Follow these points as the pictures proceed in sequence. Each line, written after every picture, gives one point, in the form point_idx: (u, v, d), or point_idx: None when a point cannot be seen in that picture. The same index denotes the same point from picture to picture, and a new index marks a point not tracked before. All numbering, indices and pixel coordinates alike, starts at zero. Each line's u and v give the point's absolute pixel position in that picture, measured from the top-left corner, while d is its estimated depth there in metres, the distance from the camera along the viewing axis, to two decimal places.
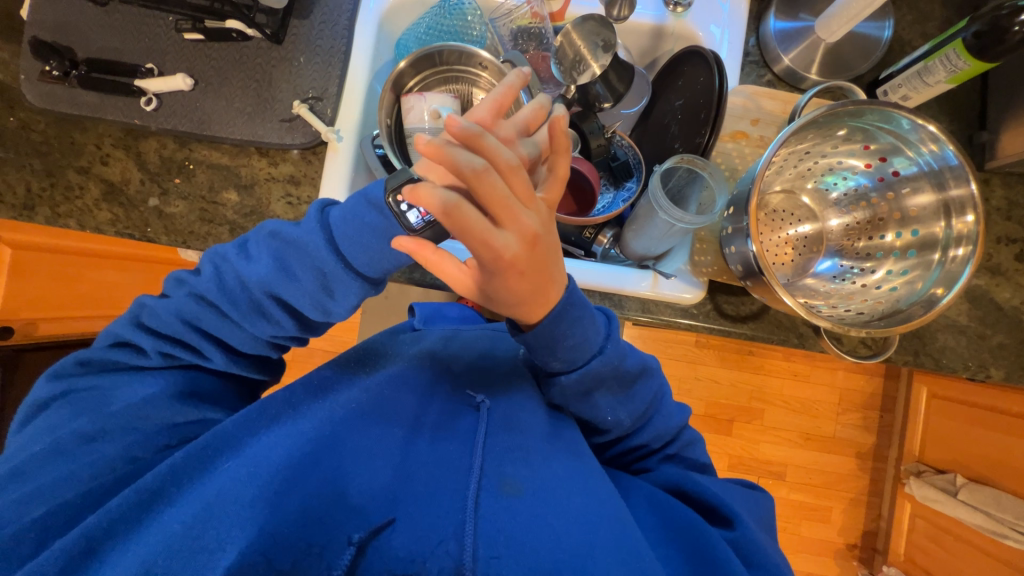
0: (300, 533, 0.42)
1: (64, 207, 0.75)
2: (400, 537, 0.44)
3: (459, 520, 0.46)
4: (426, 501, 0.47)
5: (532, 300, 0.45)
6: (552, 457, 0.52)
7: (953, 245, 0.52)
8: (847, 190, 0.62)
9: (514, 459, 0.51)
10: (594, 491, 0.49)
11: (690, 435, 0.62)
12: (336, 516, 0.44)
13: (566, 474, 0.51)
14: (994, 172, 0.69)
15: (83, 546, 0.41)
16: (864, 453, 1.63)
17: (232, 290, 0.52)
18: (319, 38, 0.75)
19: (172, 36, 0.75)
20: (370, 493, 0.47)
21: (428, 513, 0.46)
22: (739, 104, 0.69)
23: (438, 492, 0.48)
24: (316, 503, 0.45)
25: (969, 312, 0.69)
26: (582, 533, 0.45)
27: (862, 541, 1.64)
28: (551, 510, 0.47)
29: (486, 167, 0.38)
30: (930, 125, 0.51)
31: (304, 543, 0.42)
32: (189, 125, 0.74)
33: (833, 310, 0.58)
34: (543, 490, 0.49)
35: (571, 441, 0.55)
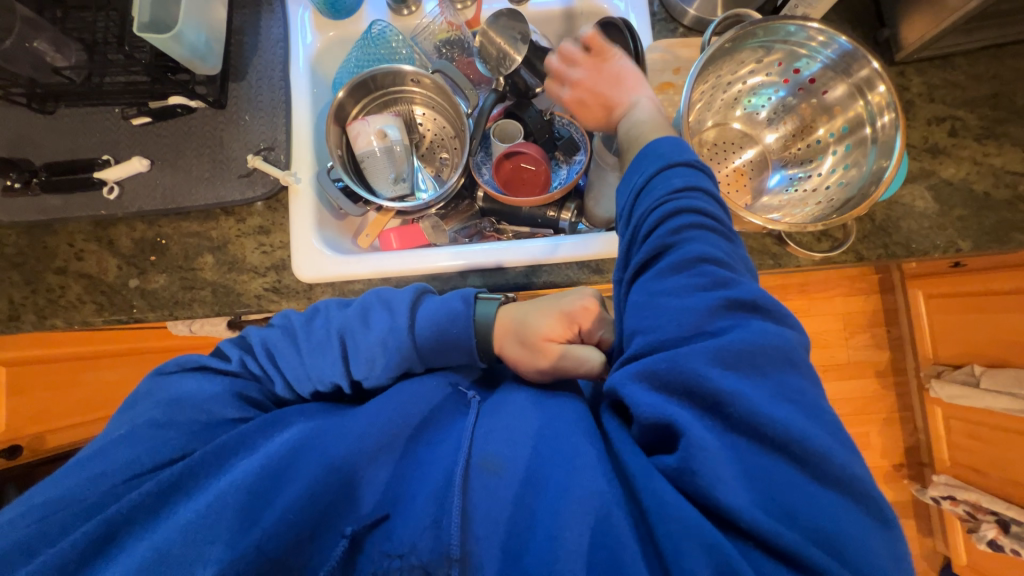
0: (285, 534, 0.41)
1: (49, 309, 0.77)
2: (397, 529, 0.42)
3: (444, 501, 0.43)
4: (421, 489, 0.45)
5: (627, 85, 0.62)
6: (551, 428, 0.48)
7: (877, 119, 0.56)
8: (774, 106, 0.66)
9: (506, 436, 0.47)
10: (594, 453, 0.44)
11: (769, 304, 0.43)
12: (332, 511, 0.43)
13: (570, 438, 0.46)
14: (906, 63, 0.74)
15: (100, 533, 0.41)
16: (882, 370, 1.65)
17: (315, 329, 0.58)
18: (259, 94, 0.78)
19: (120, 125, 0.79)
20: (368, 492, 0.45)
21: (423, 503, 0.44)
22: (658, 58, 0.73)
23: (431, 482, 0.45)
24: (308, 505, 0.42)
25: (924, 196, 0.72)
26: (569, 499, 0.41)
27: (907, 458, 1.63)
28: (534, 480, 0.43)
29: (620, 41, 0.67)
30: (813, 23, 0.55)
31: (287, 546, 0.41)
32: (154, 203, 0.77)
33: (791, 216, 0.61)
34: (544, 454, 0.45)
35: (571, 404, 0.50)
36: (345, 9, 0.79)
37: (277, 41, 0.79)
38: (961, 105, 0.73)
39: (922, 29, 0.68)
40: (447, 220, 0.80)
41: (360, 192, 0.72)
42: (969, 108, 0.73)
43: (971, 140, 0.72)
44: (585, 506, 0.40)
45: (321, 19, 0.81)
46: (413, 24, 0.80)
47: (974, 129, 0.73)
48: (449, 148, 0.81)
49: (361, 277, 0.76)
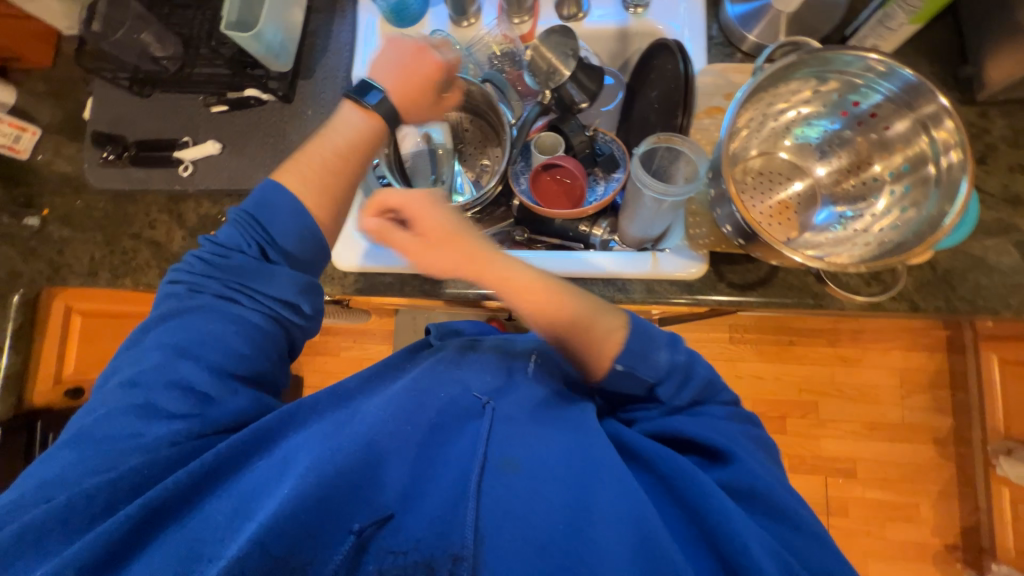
0: (301, 527, 0.40)
1: (121, 269, 0.87)
2: (406, 525, 0.43)
3: (459, 506, 0.44)
4: (438, 491, 0.46)
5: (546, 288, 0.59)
6: (558, 447, 0.49)
7: (943, 159, 0.52)
8: (825, 138, 0.63)
9: (518, 441, 0.49)
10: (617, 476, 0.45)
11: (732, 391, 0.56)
12: (354, 500, 0.43)
13: (571, 454, 0.48)
14: (990, 104, 0.68)
15: (138, 515, 0.42)
16: (942, 438, 1.50)
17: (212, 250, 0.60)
18: (323, 92, 0.84)
19: (201, 111, 0.87)
20: (388, 488, 0.45)
21: (441, 507, 0.44)
22: (709, 82, 0.72)
23: (451, 485, 0.46)
24: (334, 495, 0.42)
25: (998, 247, 0.65)
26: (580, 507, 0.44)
27: (963, 540, 1.46)
28: (553, 489, 0.45)
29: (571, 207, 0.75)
30: (873, 54, 0.52)
31: (304, 533, 0.40)
32: (220, 183, 0.85)
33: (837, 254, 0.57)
34: (551, 474, 0.46)
35: (573, 424, 0.52)
36: (410, 17, 0.82)
37: (344, 46, 0.85)
38: None
39: (1011, 67, 0.62)
40: (481, 225, 0.82)
41: None
42: None
43: None
44: (623, 516, 0.42)
45: (387, 26, 0.84)
46: (470, 36, 0.82)
47: None
48: (490, 155, 0.83)
49: (393, 271, 0.78)
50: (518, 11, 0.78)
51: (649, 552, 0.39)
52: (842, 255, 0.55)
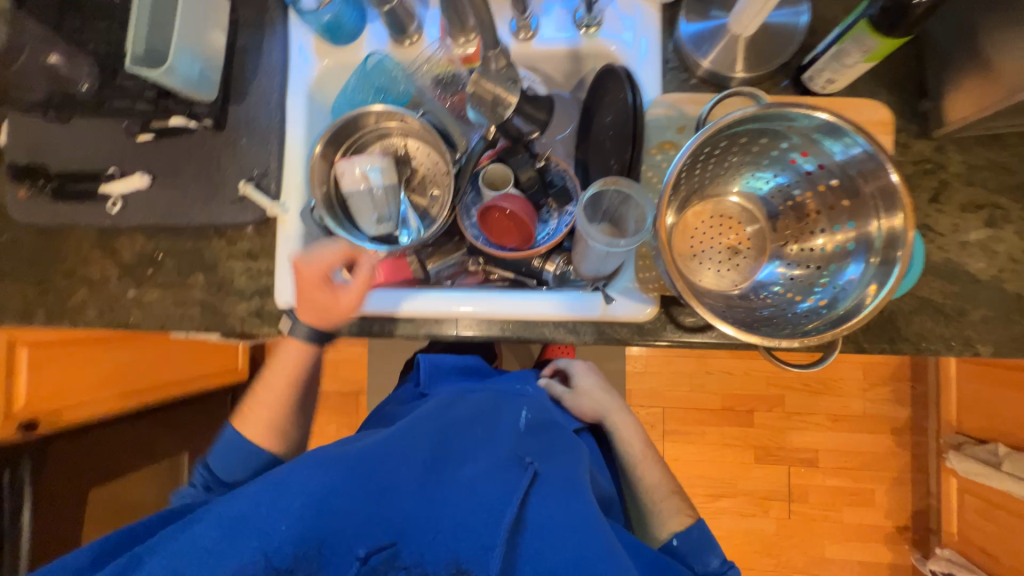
0: (306, 554, 0.52)
1: (56, 310, 0.83)
2: (403, 551, 0.55)
3: (455, 534, 0.56)
4: (435, 523, 0.57)
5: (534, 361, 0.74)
6: (549, 492, 0.60)
7: (886, 245, 0.50)
8: (775, 190, 0.60)
9: (500, 475, 0.61)
10: (571, 502, 0.58)
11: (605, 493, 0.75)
12: (347, 534, 0.54)
13: (537, 495, 0.59)
14: (948, 137, 0.65)
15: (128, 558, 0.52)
16: (899, 428, 1.56)
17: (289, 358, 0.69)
18: (257, 119, 0.78)
19: (126, 138, 0.81)
20: (367, 519, 0.56)
21: (425, 535, 0.56)
22: (662, 114, 0.68)
23: (444, 516, 0.57)
24: (333, 532, 0.54)
25: (944, 289, 0.65)
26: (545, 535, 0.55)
27: (913, 522, 1.55)
28: (552, 534, 0.54)
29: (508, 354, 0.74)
30: (825, 114, 0.48)
31: (310, 555, 0.52)
32: (153, 218, 0.80)
33: (768, 318, 0.56)
34: (516, 512, 0.57)
35: (542, 458, 0.66)
36: (345, 35, 0.76)
37: (277, 65, 0.78)
38: (1006, 192, 0.65)
39: (969, 106, 0.59)
40: (430, 259, 0.78)
41: (341, 231, 0.72)
42: (1015, 196, 0.65)
43: (1010, 233, 0.64)
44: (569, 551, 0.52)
45: (321, 44, 0.77)
46: (414, 55, 0.77)
47: (1015, 221, 0.64)
48: (439, 186, 0.78)
49: (339, 312, 0.77)
50: (462, 30, 0.70)
51: None
52: (773, 328, 0.54)
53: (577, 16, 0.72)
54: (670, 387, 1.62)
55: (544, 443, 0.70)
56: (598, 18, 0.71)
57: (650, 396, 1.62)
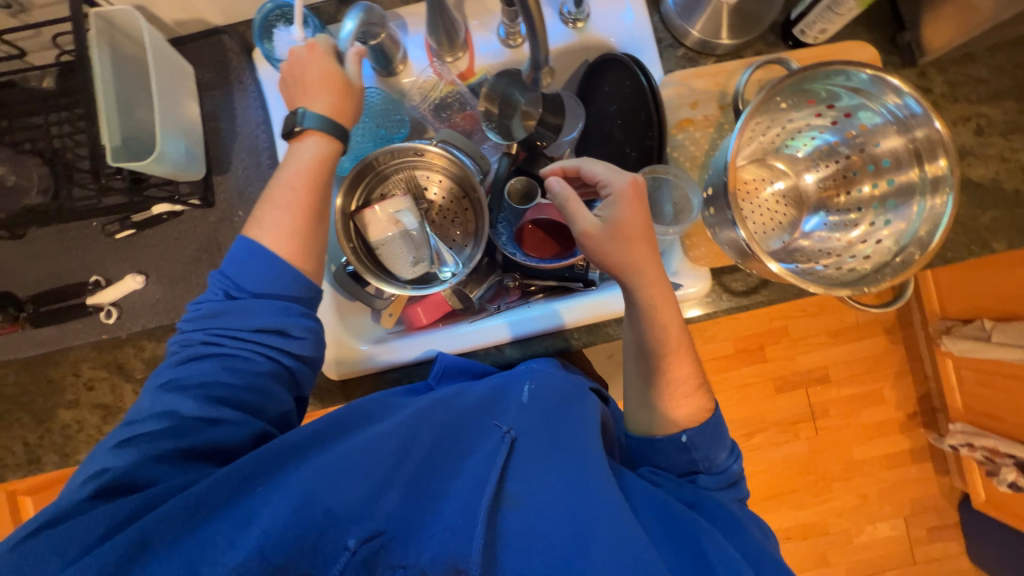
0: (294, 537, 0.37)
1: (69, 446, 0.73)
2: (405, 544, 0.41)
3: (468, 534, 0.41)
4: (438, 522, 0.43)
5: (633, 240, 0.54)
6: (555, 465, 0.48)
7: (930, 189, 0.52)
8: (814, 149, 0.63)
9: (522, 476, 0.47)
10: (616, 514, 0.42)
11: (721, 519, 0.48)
12: (334, 519, 0.39)
13: (570, 483, 0.46)
14: (929, 62, 0.70)
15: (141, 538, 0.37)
16: (890, 327, 1.70)
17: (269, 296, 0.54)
18: (248, 186, 0.72)
19: (102, 239, 0.72)
20: (358, 504, 0.41)
21: (439, 535, 0.42)
22: (673, 93, 0.69)
23: (459, 505, 0.44)
24: (317, 508, 0.39)
25: (954, 200, 0.71)
26: (575, 532, 0.42)
27: (920, 407, 1.71)
28: (546, 517, 0.44)
29: (590, 234, 0.54)
30: (893, 79, 0.50)
31: (298, 544, 0.37)
32: (158, 319, 0.72)
33: (825, 271, 0.58)
34: (545, 506, 0.44)
35: (573, 454, 0.49)
36: None
37: (257, 124, 0.72)
38: (986, 101, 0.70)
39: (948, 31, 0.64)
40: (470, 287, 0.75)
41: (383, 284, 0.67)
42: (994, 103, 0.70)
43: (998, 137, 0.70)
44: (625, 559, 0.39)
45: None
46: (404, 84, 0.73)
47: (1000, 125, 0.70)
48: (460, 213, 0.75)
49: (394, 366, 0.72)
50: (451, 50, 0.68)
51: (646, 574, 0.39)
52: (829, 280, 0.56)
53: (564, 11, 0.71)
54: None
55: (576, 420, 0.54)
56: (585, 11, 0.70)
57: None
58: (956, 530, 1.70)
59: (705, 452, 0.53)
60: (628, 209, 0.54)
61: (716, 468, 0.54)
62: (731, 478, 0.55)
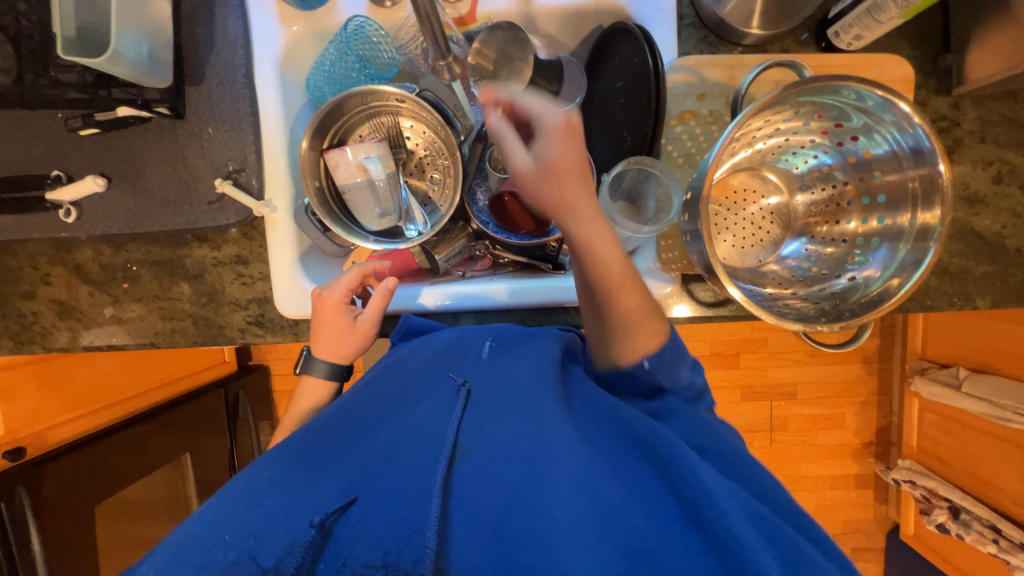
0: (273, 533, 0.40)
1: (24, 336, 0.74)
2: (370, 512, 0.42)
3: (423, 498, 0.41)
4: (390, 483, 0.44)
5: (570, 171, 0.46)
6: (504, 419, 0.47)
7: (917, 237, 0.50)
8: (811, 168, 0.58)
9: (467, 425, 0.47)
10: (565, 452, 0.42)
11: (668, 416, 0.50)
12: (302, 509, 0.42)
13: (516, 432, 0.45)
14: (964, 93, 0.64)
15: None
16: (870, 357, 1.69)
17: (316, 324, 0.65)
18: (221, 103, 0.68)
19: (65, 134, 0.69)
20: (321, 491, 0.44)
21: (398, 494, 0.43)
22: (681, 81, 0.63)
23: (411, 466, 0.45)
24: (284, 505, 0.42)
25: (950, 248, 0.67)
26: (527, 476, 0.42)
27: (876, 437, 1.74)
28: (496, 460, 0.44)
29: (524, 169, 0.47)
30: (904, 104, 0.47)
31: (281, 543, 0.40)
32: (118, 227, 0.70)
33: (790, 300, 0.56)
34: (495, 455, 0.44)
35: (519, 399, 0.49)
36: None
37: (237, 38, 0.67)
38: (1015, 147, 0.65)
39: (993, 63, 0.58)
40: (438, 249, 0.72)
41: (343, 231, 0.65)
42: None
43: (1016, 189, 0.66)
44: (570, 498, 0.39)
45: (285, 9, 0.67)
46: (398, 18, 0.68)
47: (1021, 176, 0.65)
48: (440, 169, 0.71)
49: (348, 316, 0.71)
50: None
51: (605, 520, 0.38)
52: (792, 312, 0.53)
53: None
54: None
55: (535, 369, 0.53)
56: None
57: None
58: (879, 553, 1.79)
59: (669, 371, 0.51)
60: (566, 147, 0.46)
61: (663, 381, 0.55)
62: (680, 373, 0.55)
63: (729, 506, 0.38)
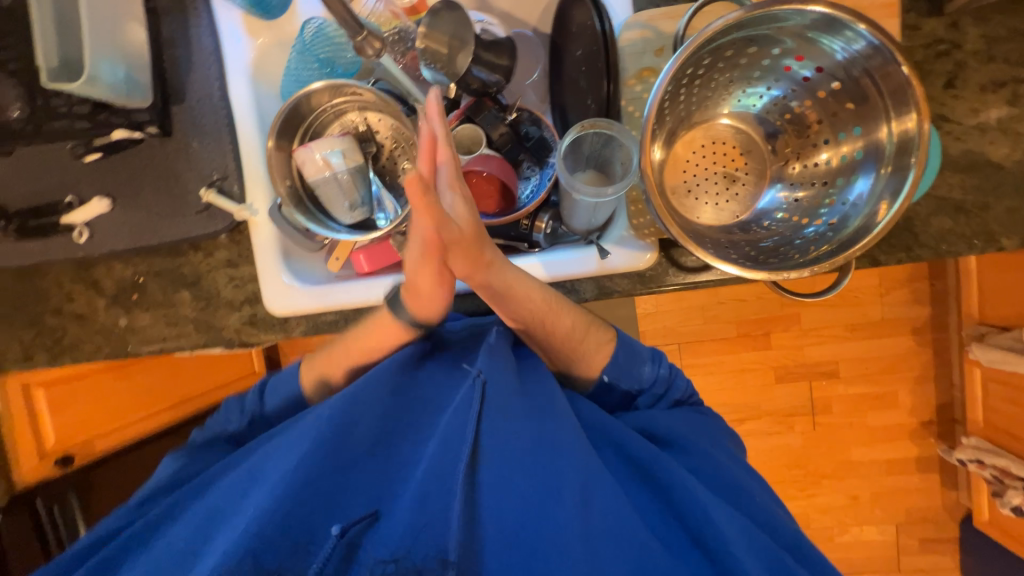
0: (285, 541, 0.46)
1: (55, 349, 0.82)
2: (385, 530, 0.47)
3: (449, 504, 0.48)
4: (419, 484, 0.49)
5: (470, 252, 0.56)
6: (522, 423, 0.52)
7: (898, 153, 0.47)
8: (772, 108, 0.55)
9: (488, 429, 0.51)
10: (578, 465, 0.49)
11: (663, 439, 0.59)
12: (323, 520, 0.48)
13: (534, 441, 0.51)
14: (961, 10, 0.58)
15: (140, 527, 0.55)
16: (920, 328, 1.54)
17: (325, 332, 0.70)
18: (202, 117, 0.72)
19: (74, 161, 0.76)
20: (354, 502, 0.50)
21: (425, 506, 0.48)
22: (636, 37, 0.61)
23: (435, 472, 0.49)
24: (303, 511, 0.47)
25: (964, 184, 0.60)
26: (546, 491, 0.48)
27: (937, 416, 1.57)
28: (526, 471, 0.50)
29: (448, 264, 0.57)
30: (817, 6, 0.43)
31: (288, 549, 0.45)
32: (123, 242, 0.76)
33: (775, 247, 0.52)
34: (519, 461, 0.50)
35: (532, 406, 0.54)
36: (276, 7, 0.70)
37: (210, 55, 0.72)
38: None
39: None
40: None
41: (315, 225, 0.68)
42: None
43: None
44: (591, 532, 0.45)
45: (251, 22, 0.71)
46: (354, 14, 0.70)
47: None
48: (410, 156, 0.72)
49: (333, 309, 0.73)
50: None
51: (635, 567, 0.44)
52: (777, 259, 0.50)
53: None
54: (684, 322, 1.60)
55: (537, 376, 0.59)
56: None
57: (664, 333, 1.61)
58: (952, 545, 1.61)
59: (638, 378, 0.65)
60: (464, 225, 0.55)
61: (645, 384, 0.66)
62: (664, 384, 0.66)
63: (726, 529, 0.47)
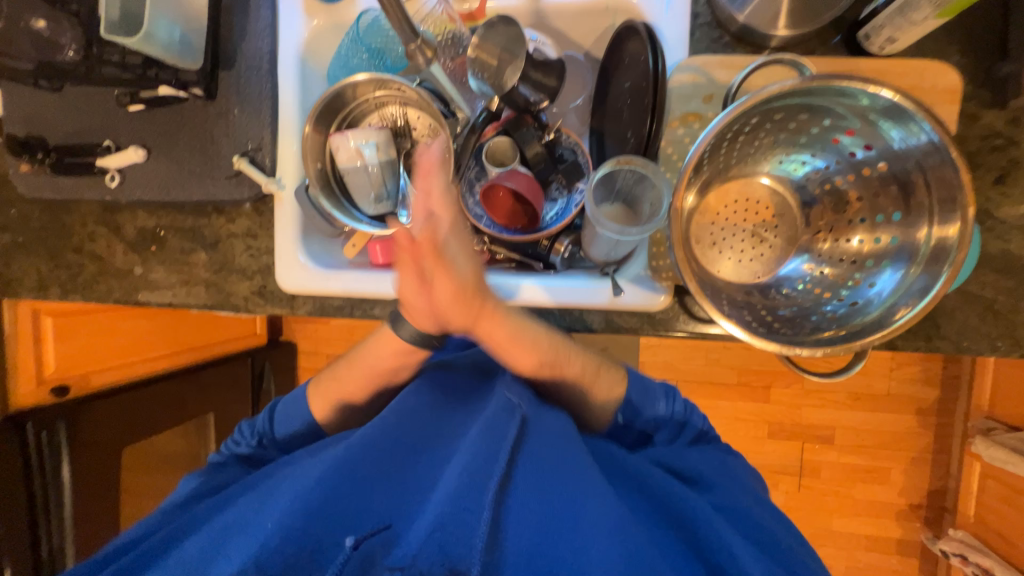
0: (293, 545, 0.46)
1: (70, 285, 0.84)
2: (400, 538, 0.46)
3: (469, 515, 0.46)
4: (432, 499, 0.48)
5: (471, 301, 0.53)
6: (544, 449, 0.51)
7: (931, 257, 0.46)
8: (815, 178, 0.54)
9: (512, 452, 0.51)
10: (602, 494, 0.47)
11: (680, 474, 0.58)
12: (335, 529, 0.47)
13: (557, 465, 0.49)
14: None
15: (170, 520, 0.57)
16: (925, 409, 1.50)
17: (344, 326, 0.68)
18: (247, 86, 0.73)
19: (118, 108, 0.77)
20: (365, 511, 0.49)
21: (450, 514, 0.45)
22: (687, 81, 0.60)
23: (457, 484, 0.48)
24: (319, 519, 0.48)
25: (997, 284, 0.58)
26: (568, 513, 0.46)
27: (927, 501, 1.53)
28: (540, 492, 0.48)
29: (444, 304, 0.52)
30: (888, 90, 0.42)
31: (296, 553, 0.45)
32: (151, 194, 0.77)
33: (786, 321, 0.51)
34: (536, 484, 0.48)
35: (555, 435, 0.53)
36: None
37: (266, 27, 0.72)
38: None
39: None
40: None
41: (337, 211, 0.68)
42: None
43: None
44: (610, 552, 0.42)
45: (310, 1, 0.72)
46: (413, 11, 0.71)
47: None
48: None
49: (341, 295, 0.74)
50: None
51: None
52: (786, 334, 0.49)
53: None
54: (685, 360, 1.58)
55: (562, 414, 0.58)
56: None
57: (663, 368, 1.59)
58: None
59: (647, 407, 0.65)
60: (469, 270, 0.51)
61: (661, 419, 0.65)
62: (680, 421, 0.65)
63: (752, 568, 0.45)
